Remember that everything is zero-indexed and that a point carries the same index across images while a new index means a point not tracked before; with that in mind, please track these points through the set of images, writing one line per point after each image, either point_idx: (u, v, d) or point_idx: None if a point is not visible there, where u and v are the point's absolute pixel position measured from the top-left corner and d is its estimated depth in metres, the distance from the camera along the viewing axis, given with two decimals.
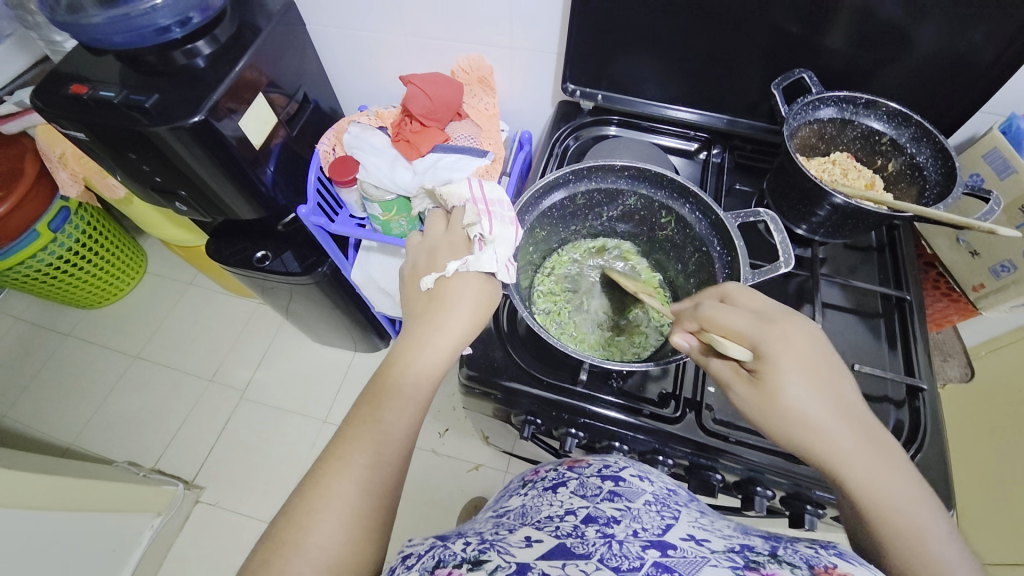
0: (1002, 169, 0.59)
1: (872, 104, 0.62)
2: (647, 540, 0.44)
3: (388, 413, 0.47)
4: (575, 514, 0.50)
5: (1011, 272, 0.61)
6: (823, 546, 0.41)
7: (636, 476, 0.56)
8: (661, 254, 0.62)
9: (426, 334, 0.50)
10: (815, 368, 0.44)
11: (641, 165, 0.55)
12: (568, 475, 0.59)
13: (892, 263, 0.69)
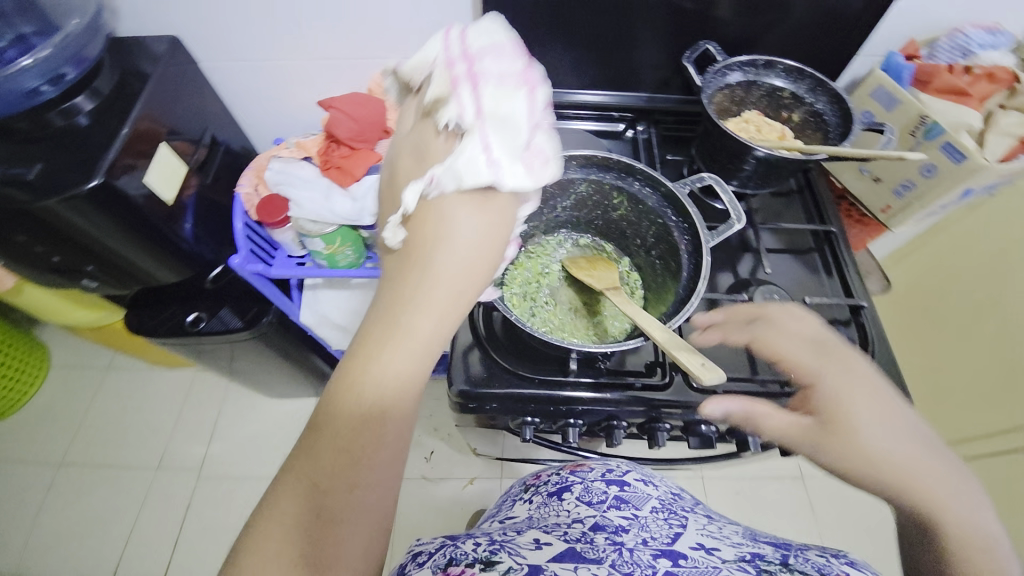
0: (888, 104, 0.65)
1: (770, 64, 0.68)
2: (659, 551, 0.60)
3: (364, 470, 0.37)
4: (585, 522, 0.68)
5: (910, 190, 0.68)
6: (839, 558, 0.56)
7: (638, 482, 0.77)
8: (619, 234, 0.64)
9: (401, 322, 0.40)
10: (869, 389, 0.43)
11: (589, 152, 0.56)
12: (573, 480, 0.79)
13: (812, 203, 0.76)
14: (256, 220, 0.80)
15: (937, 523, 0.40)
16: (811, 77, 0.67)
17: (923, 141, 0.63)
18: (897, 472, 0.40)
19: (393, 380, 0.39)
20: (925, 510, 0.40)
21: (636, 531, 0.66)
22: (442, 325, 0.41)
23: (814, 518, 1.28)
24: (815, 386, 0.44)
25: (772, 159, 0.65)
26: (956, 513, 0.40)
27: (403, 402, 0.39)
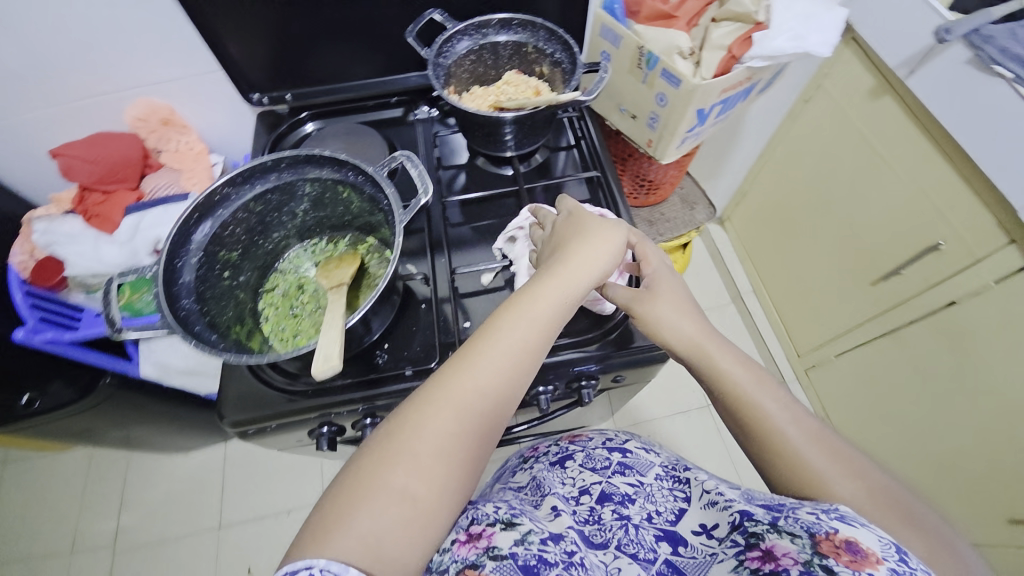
0: (616, 41, 0.67)
1: (503, 23, 0.71)
2: (660, 531, 0.64)
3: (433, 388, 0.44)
4: (590, 493, 0.70)
5: (658, 121, 0.71)
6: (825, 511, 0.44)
7: (640, 449, 0.79)
8: (365, 227, 0.62)
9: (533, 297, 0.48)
10: (682, 305, 0.57)
11: (290, 152, 0.55)
12: (573, 448, 0.80)
13: (589, 151, 0.80)
14: (36, 287, 0.75)
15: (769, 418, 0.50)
16: (530, 27, 0.71)
17: (649, 70, 0.66)
18: (724, 383, 0.52)
19: (497, 360, 0.45)
20: (751, 417, 0.50)
21: (642, 505, 0.68)
22: (557, 317, 0.49)
23: (724, 440, 1.34)
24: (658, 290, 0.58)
25: (520, 118, 0.68)
26: (769, 412, 0.50)
27: (501, 383, 0.45)
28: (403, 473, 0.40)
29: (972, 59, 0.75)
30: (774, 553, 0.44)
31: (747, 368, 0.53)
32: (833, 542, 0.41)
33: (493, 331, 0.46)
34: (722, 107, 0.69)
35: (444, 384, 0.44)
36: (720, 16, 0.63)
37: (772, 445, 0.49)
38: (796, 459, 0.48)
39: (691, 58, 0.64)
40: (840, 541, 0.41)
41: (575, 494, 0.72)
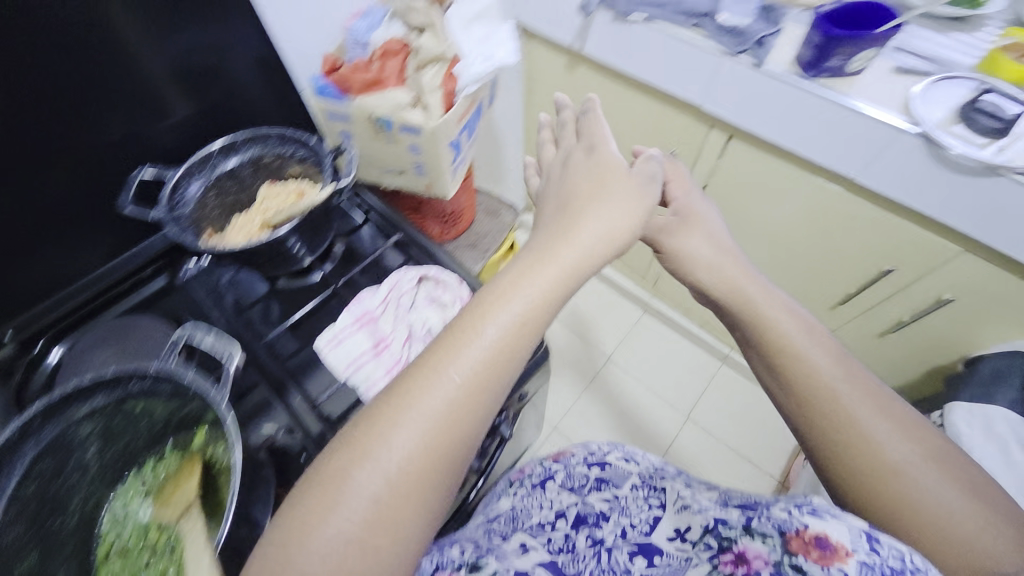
0: (346, 118, 0.69)
1: (227, 147, 0.68)
2: (633, 548, 0.71)
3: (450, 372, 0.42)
4: (567, 518, 0.83)
5: (422, 165, 0.74)
6: (801, 508, 0.49)
7: (622, 459, 1.01)
8: (180, 426, 0.54)
9: (559, 241, 0.52)
10: (711, 240, 0.69)
11: (30, 411, 0.45)
12: (553, 468, 1.01)
13: (382, 220, 0.80)
14: None
15: (807, 353, 0.55)
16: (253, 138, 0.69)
17: (390, 130, 0.69)
18: (763, 323, 0.58)
19: (511, 326, 0.45)
20: (791, 361, 0.55)
21: (615, 523, 0.78)
22: (557, 294, 0.48)
23: None
24: (678, 235, 0.71)
25: (297, 226, 0.66)
26: (816, 363, 0.54)
27: (487, 393, 0.43)
28: (367, 479, 0.39)
29: (614, 18, 0.95)
30: (747, 556, 0.50)
31: (791, 317, 0.58)
32: (801, 538, 0.45)
33: (493, 311, 0.45)
34: (467, 130, 0.76)
35: (437, 364, 0.43)
36: (422, 63, 0.68)
37: (811, 385, 0.53)
38: (826, 407, 0.52)
39: (418, 105, 0.68)
40: (808, 536, 0.45)
41: (555, 521, 0.83)
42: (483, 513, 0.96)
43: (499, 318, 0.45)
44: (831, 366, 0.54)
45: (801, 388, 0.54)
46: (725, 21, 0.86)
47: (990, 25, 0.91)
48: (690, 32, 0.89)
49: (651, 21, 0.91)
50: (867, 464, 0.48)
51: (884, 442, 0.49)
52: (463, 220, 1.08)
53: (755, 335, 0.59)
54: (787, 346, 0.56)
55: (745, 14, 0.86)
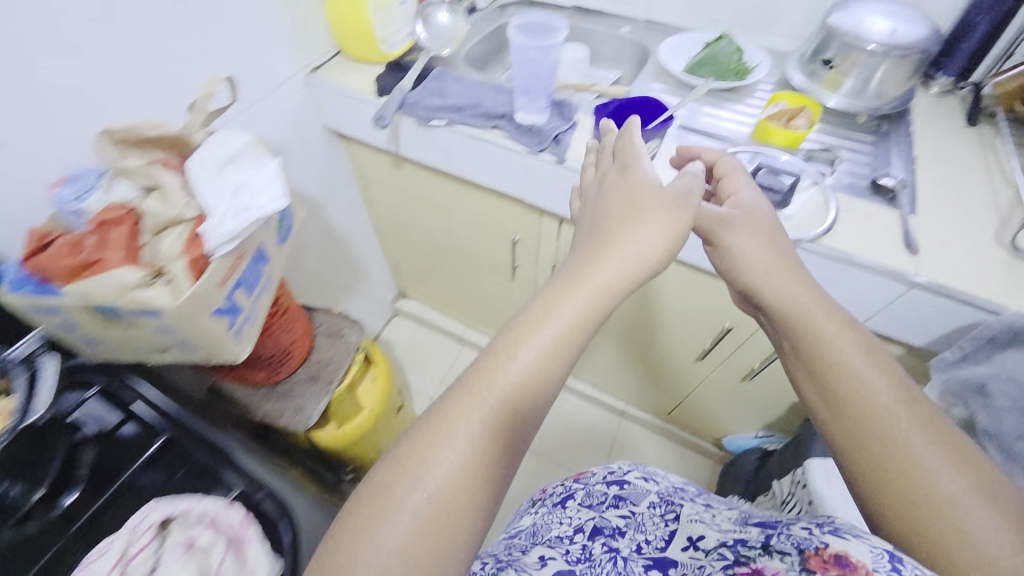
0: (57, 312, 0.54)
1: None
2: (649, 559, 0.70)
3: (459, 425, 0.47)
4: (583, 530, 0.79)
5: (188, 341, 0.60)
6: (822, 528, 0.51)
7: (639, 479, 0.91)
8: None
9: (602, 273, 0.56)
10: (765, 241, 0.63)
11: None
12: (575, 488, 0.93)
13: (163, 413, 0.65)
14: None
15: (852, 364, 0.53)
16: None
17: (122, 316, 0.55)
18: (818, 331, 0.56)
19: (512, 387, 0.49)
20: (840, 375, 0.54)
21: (631, 536, 0.75)
22: (584, 320, 0.54)
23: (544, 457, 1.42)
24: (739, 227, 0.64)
25: None
26: (864, 376, 0.52)
27: (512, 433, 0.48)
28: (406, 514, 0.43)
29: (418, 122, 0.91)
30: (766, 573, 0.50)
31: (845, 329, 0.56)
32: (821, 559, 0.47)
33: (520, 342, 0.51)
34: (244, 287, 0.65)
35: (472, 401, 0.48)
36: (158, 232, 0.58)
37: (835, 373, 0.54)
38: (857, 416, 0.51)
39: (156, 280, 0.56)
40: (827, 556, 0.46)
41: (571, 533, 0.80)
42: (505, 532, 0.93)
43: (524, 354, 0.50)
44: (877, 378, 0.52)
45: (834, 396, 0.53)
46: (521, 120, 0.85)
47: (764, 91, 1.00)
48: (490, 133, 0.87)
49: (452, 126, 0.89)
50: (910, 489, 0.46)
51: (930, 460, 0.46)
52: (302, 353, 0.95)
53: (794, 334, 0.58)
54: (840, 353, 0.54)
55: (539, 113, 0.85)
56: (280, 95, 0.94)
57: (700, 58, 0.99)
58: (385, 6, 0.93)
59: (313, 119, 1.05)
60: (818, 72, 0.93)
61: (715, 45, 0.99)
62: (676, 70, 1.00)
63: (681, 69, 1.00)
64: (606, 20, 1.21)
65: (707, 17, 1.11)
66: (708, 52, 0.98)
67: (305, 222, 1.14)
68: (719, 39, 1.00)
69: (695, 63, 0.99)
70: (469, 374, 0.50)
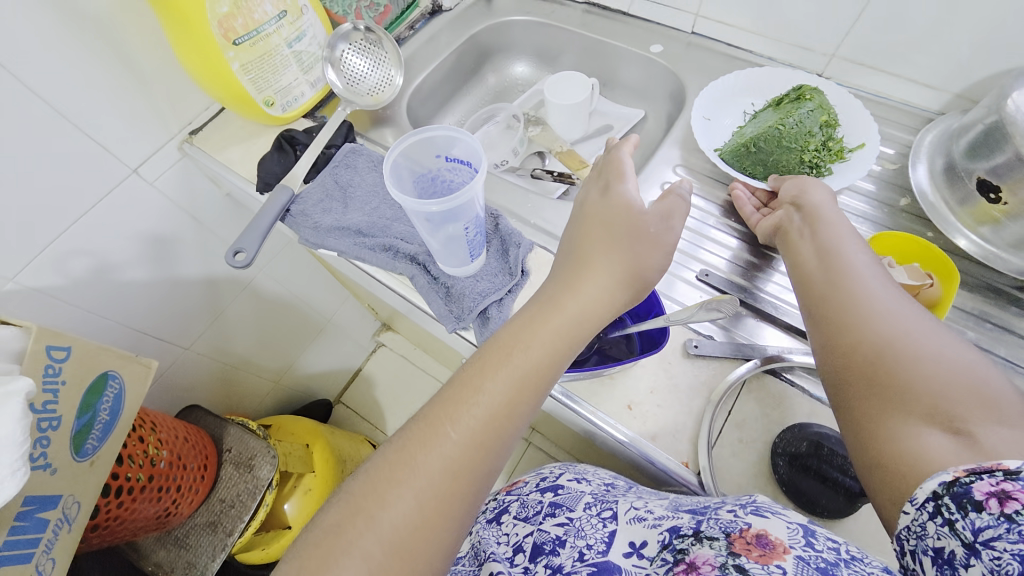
0: None
1: None
2: (592, 566, 0.45)
3: (419, 457, 0.37)
4: (523, 551, 0.52)
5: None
6: (747, 505, 0.42)
7: (573, 480, 0.58)
8: None
9: (567, 297, 0.43)
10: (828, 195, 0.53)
11: None
12: (507, 499, 0.60)
13: None
14: None
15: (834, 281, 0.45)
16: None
17: None
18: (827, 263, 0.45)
19: (480, 427, 0.38)
20: (849, 313, 0.41)
21: (572, 543, 0.49)
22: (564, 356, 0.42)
23: None
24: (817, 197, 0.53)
25: None
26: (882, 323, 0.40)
27: (478, 465, 0.38)
28: (367, 547, 0.34)
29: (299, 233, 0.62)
30: (695, 564, 0.38)
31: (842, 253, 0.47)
32: (748, 537, 0.38)
33: (491, 360, 0.40)
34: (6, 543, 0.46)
35: (473, 400, 0.39)
36: None
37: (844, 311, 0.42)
38: (854, 318, 0.41)
39: None
40: (756, 537, 0.38)
41: (506, 557, 0.52)
42: None
43: (506, 374, 0.40)
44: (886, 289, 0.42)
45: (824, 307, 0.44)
46: (439, 271, 0.55)
47: (861, 196, 0.62)
48: (398, 279, 0.58)
49: (348, 257, 0.60)
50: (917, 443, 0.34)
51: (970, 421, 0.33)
52: (198, 493, 0.77)
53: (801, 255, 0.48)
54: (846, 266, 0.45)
55: (463, 262, 0.54)
56: (143, 182, 0.70)
57: (755, 137, 0.60)
58: (262, 56, 0.62)
59: (211, 192, 0.80)
60: (968, 190, 0.54)
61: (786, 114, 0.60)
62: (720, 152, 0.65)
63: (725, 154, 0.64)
64: (632, 29, 0.81)
65: (790, 40, 0.69)
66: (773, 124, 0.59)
67: (226, 304, 0.93)
68: (798, 101, 0.60)
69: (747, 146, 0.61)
70: (452, 378, 0.41)
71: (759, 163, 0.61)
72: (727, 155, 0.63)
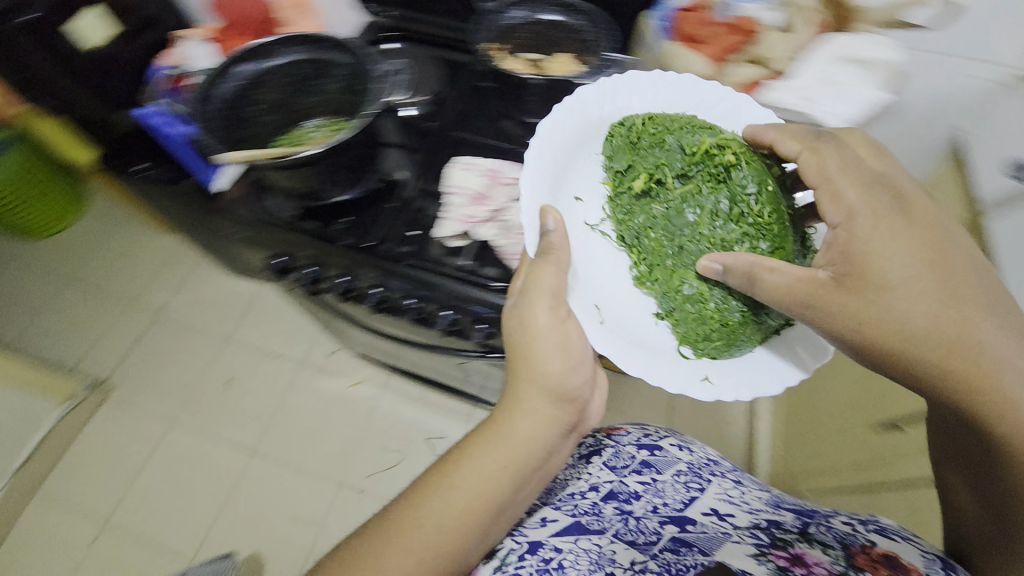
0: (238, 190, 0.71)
1: (258, 58, 0.68)
2: (665, 517, 0.63)
3: (514, 410, 0.47)
4: (599, 490, 0.65)
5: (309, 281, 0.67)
6: (866, 524, 0.52)
7: (674, 445, 0.68)
8: None
9: (540, 319, 0.46)
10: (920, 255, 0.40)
11: None
12: (604, 442, 0.70)
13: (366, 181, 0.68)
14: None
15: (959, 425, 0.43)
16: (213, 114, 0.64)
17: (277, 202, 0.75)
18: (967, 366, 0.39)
19: (543, 397, 0.46)
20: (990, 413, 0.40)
21: (649, 498, 0.64)
22: (580, 348, 0.47)
23: None
24: (874, 273, 0.40)
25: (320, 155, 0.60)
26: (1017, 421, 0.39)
27: (544, 425, 0.47)
28: (458, 507, 0.46)
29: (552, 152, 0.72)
30: (804, 559, 0.51)
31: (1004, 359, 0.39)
32: (871, 556, 0.49)
33: (532, 357, 0.46)
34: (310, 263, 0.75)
35: (535, 409, 0.46)
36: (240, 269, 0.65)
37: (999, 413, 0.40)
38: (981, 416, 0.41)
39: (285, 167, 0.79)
40: (881, 556, 0.49)
41: (586, 489, 0.65)
42: None
43: (567, 394, 0.47)
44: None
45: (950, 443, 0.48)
46: None
47: None
48: None
49: None
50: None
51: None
52: None
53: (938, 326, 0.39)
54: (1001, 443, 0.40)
55: None
56: None
57: (666, 293, 0.49)
58: None
59: None
60: None
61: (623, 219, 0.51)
62: (601, 214, 0.53)
63: (621, 267, 0.52)
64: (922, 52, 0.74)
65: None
66: (632, 229, 0.51)
67: None
68: (685, 174, 0.49)
69: (678, 336, 0.49)
70: (511, 379, 0.48)
71: (748, 328, 0.47)
72: (651, 291, 0.50)
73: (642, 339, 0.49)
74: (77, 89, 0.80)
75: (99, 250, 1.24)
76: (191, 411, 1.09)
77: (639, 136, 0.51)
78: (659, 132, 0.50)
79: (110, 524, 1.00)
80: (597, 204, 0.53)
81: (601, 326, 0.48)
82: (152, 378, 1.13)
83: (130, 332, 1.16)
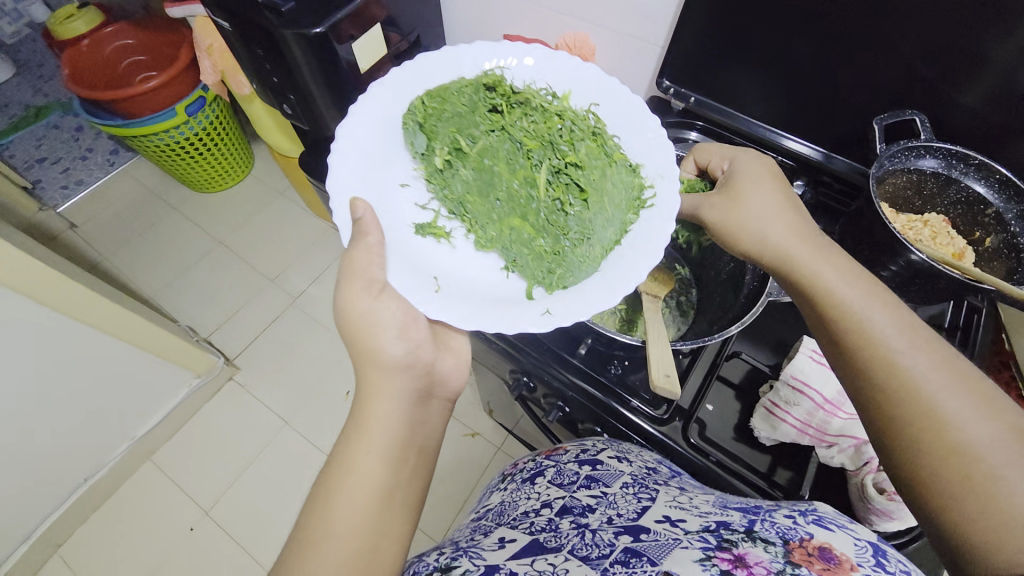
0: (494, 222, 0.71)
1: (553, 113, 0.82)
2: (620, 528, 0.46)
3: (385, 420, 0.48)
4: (552, 506, 0.52)
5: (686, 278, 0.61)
6: (805, 516, 0.41)
7: (613, 457, 0.55)
8: None
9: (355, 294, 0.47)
10: (781, 193, 0.48)
11: None
12: (547, 462, 0.60)
13: (612, 393, 0.52)
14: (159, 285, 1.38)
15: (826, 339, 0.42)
16: (516, 363, 0.58)
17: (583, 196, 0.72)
18: (820, 290, 0.43)
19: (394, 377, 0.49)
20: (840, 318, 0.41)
21: (602, 510, 0.49)
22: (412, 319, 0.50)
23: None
24: (750, 188, 0.49)
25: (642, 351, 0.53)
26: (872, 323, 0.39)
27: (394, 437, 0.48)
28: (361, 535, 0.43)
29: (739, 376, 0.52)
30: (745, 561, 0.37)
31: (850, 271, 0.43)
32: (810, 550, 0.37)
33: (365, 340, 0.48)
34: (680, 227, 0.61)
35: (389, 384, 0.48)
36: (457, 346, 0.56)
37: (856, 333, 0.40)
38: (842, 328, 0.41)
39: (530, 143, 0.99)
40: (818, 548, 0.37)
41: (535, 509, 0.53)
42: (474, 513, 0.66)
43: (398, 360, 0.48)
44: (890, 318, 0.40)
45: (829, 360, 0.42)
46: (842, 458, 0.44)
47: None
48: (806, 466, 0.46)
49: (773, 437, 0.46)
50: (913, 431, 0.35)
51: (947, 400, 0.35)
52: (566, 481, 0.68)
53: (802, 248, 0.45)
54: (877, 363, 0.38)
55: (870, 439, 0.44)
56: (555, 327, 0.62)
57: (504, 247, 0.54)
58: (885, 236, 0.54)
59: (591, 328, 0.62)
60: None
61: (427, 134, 0.55)
62: (428, 194, 0.57)
63: (459, 238, 0.56)
64: None
65: None
66: (456, 200, 0.55)
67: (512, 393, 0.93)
68: (473, 134, 0.54)
69: (527, 280, 0.52)
70: (357, 363, 0.49)
71: (577, 249, 0.50)
72: (492, 251, 0.55)
73: (494, 294, 0.52)
74: (313, 72, 0.70)
75: (263, 225, 1.49)
76: (327, 438, 1.15)
77: (424, 112, 0.55)
78: (438, 104, 0.55)
79: (210, 517, 1.07)
80: (423, 187, 0.57)
81: (438, 295, 0.50)
82: (295, 384, 1.23)
83: (307, 333, 1.30)
